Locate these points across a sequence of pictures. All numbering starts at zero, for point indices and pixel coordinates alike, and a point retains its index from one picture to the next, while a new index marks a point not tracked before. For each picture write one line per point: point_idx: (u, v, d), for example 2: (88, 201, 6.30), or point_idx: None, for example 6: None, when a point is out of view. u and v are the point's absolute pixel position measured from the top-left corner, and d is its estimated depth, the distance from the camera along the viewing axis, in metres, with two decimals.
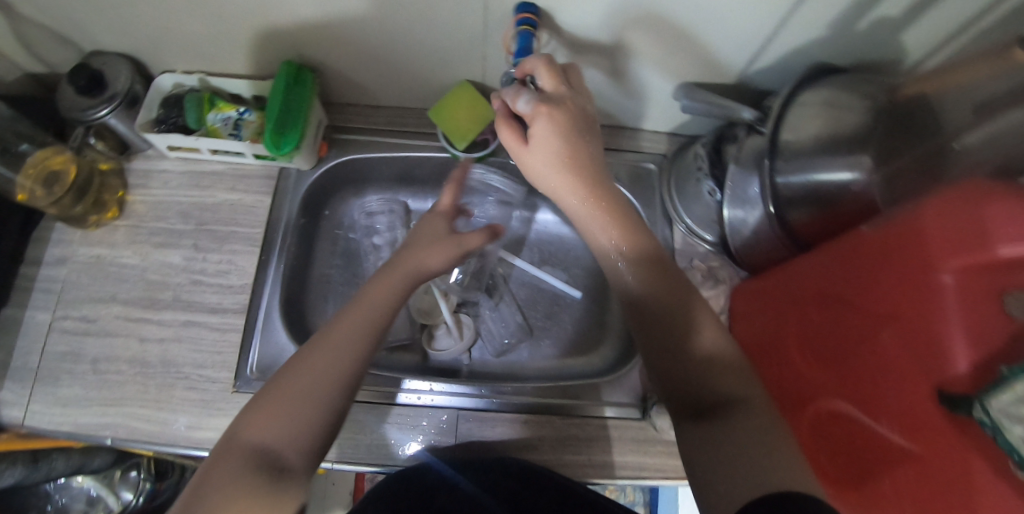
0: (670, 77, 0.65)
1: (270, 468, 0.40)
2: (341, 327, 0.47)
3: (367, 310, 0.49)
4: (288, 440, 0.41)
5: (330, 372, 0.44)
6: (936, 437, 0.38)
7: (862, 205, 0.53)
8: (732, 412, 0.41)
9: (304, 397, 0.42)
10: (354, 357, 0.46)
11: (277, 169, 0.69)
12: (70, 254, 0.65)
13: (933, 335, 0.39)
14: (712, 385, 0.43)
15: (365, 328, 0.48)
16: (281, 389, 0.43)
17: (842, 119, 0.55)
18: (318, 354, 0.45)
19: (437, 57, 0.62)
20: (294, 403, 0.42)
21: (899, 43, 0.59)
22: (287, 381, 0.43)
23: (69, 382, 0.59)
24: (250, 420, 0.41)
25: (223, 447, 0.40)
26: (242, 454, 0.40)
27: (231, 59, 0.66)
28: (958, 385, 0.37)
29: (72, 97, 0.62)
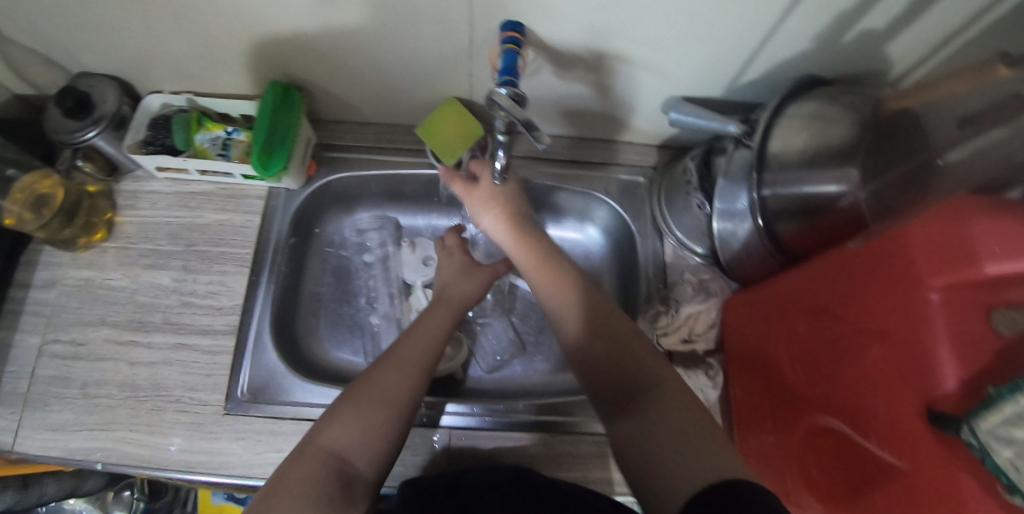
0: (657, 91, 0.65)
1: (343, 476, 0.40)
2: (404, 350, 0.50)
3: (422, 337, 0.52)
4: (361, 451, 0.42)
5: (398, 389, 0.46)
6: (924, 454, 0.38)
7: (848, 218, 0.53)
8: (656, 401, 0.43)
9: (379, 411, 0.44)
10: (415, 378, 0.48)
11: (266, 188, 0.69)
12: (59, 277, 0.65)
13: (921, 352, 0.39)
14: (634, 376, 0.46)
15: (424, 353, 0.51)
16: (355, 401, 0.45)
17: (829, 132, 0.54)
18: (389, 372, 0.47)
19: (425, 74, 0.62)
20: (370, 415, 0.44)
21: (883, 55, 0.59)
22: (363, 395, 0.45)
23: (59, 407, 0.59)
24: (324, 429, 0.43)
25: (300, 450, 0.42)
26: (318, 458, 0.41)
27: (218, 79, 0.66)
28: (947, 403, 0.37)
29: (61, 120, 0.63)
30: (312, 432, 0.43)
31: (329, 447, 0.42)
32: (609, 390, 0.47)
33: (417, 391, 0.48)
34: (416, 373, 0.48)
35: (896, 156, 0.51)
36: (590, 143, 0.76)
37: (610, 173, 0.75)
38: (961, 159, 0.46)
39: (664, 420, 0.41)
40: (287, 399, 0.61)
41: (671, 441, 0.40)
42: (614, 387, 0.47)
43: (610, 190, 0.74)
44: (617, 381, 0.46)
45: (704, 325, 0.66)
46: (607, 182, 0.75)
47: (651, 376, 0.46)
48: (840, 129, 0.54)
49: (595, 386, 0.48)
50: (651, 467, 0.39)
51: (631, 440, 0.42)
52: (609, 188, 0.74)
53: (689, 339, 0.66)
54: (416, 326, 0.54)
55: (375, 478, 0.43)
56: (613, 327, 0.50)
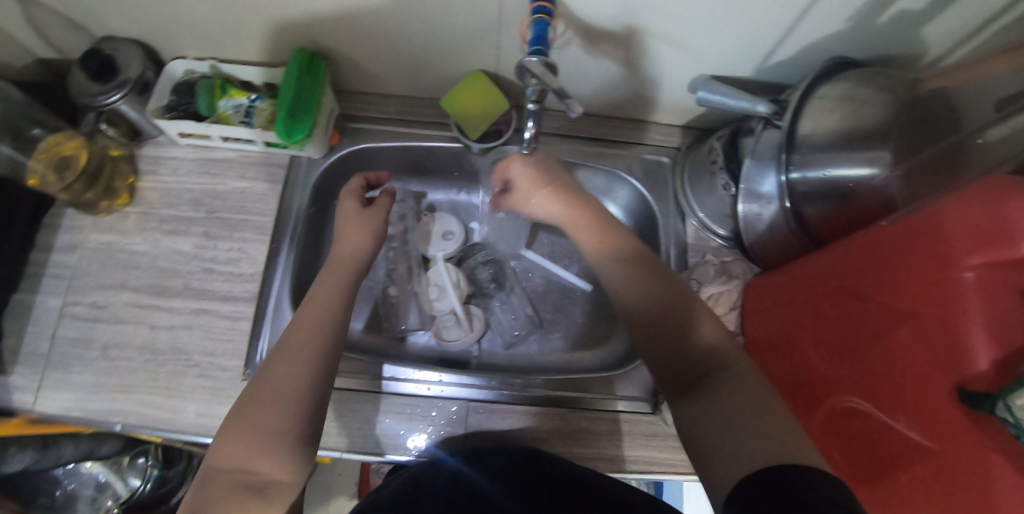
0: (686, 70, 0.64)
1: (253, 486, 0.39)
2: (294, 338, 0.47)
3: (315, 318, 0.49)
4: (264, 460, 0.40)
5: (289, 384, 0.43)
6: (954, 434, 0.38)
7: (878, 202, 0.53)
8: (723, 384, 0.41)
9: (273, 412, 0.42)
10: (310, 363, 0.45)
11: (288, 157, 0.69)
12: (81, 240, 0.65)
13: (954, 332, 0.39)
14: (703, 357, 0.43)
15: (312, 332, 0.47)
16: (247, 411, 0.42)
17: (861, 112, 0.54)
18: (282, 368, 0.44)
19: (451, 46, 0.62)
20: (262, 419, 0.41)
21: (919, 37, 0.58)
22: (254, 404, 0.42)
23: (80, 368, 0.59)
24: (218, 448, 0.41)
25: (202, 479, 0.40)
26: (223, 481, 0.39)
27: (243, 46, 0.66)
28: (980, 383, 0.37)
29: (83, 83, 0.62)
30: (209, 455, 0.41)
31: (230, 464, 0.40)
32: (675, 372, 0.44)
33: (314, 377, 0.45)
34: (306, 359, 0.45)
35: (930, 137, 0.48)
36: (613, 122, 0.75)
37: (632, 153, 0.74)
38: (1001, 137, 0.43)
39: (731, 405, 0.39)
40: None
41: (733, 426, 0.38)
42: (681, 371, 0.44)
43: (632, 171, 0.73)
44: (687, 369, 0.44)
45: (725, 306, 0.65)
46: (629, 162, 0.74)
47: (721, 358, 0.43)
48: (873, 109, 0.53)
49: (665, 370, 0.45)
50: (715, 456, 0.37)
51: (694, 423, 0.40)
52: (631, 168, 0.73)
53: None
54: (307, 305, 0.50)
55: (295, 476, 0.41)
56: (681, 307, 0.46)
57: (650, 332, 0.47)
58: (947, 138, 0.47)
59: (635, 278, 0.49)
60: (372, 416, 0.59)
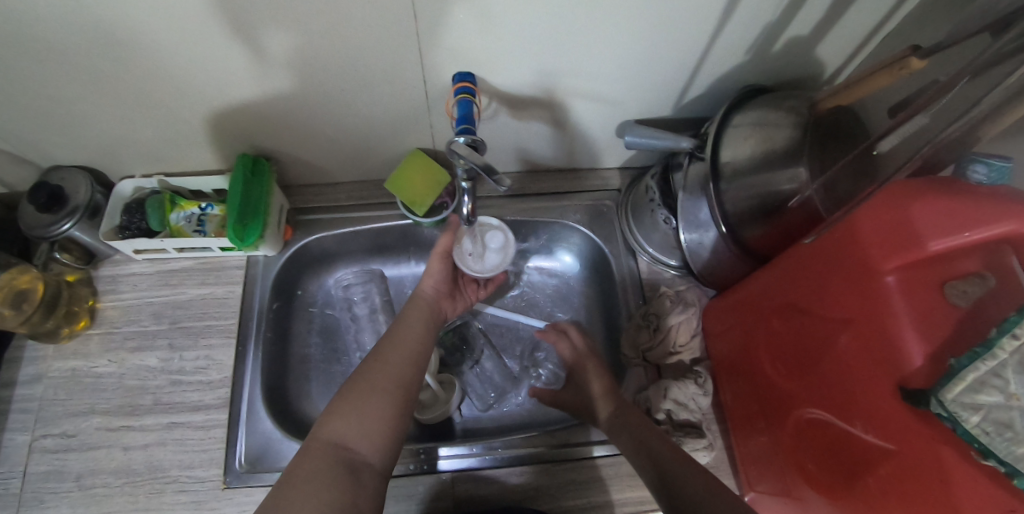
0: (612, 118, 0.68)
1: (349, 464, 0.46)
2: (390, 346, 0.57)
3: (404, 347, 0.57)
4: (363, 440, 0.48)
5: (388, 382, 0.52)
6: (906, 433, 0.40)
7: (804, 215, 0.56)
8: None
9: (376, 404, 0.50)
10: (405, 371, 0.55)
11: (244, 257, 0.70)
12: (45, 370, 0.64)
13: (889, 334, 0.41)
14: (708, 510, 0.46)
15: (406, 350, 0.57)
16: (350, 398, 0.50)
17: (774, 136, 0.57)
18: (385, 365, 0.54)
19: (388, 131, 0.65)
20: (365, 408, 0.49)
21: (815, 56, 0.63)
22: (357, 393, 0.51)
23: (54, 503, 0.58)
24: (326, 423, 0.48)
25: (306, 445, 0.47)
26: (322, 450, 0.46)
27: (189, 158, 0.68)
28: (917, 380, 0.39)
29: (33, 215, 0.64)
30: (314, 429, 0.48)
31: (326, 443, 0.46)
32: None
33: (408, 381, 0.54)
34: (403, 367, 0.55)
35: (847, 145, 0.55)
36: (556, 175, 0.79)
37: (578, 201, 0.77)
38: (893, 146, 0.50)
39: None
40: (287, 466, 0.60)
41: None
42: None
43: (581, 216, 0.77)
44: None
45: (687, 334, 0.67)
46: (577, 209, 0.77)
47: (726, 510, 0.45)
48: (783, 131, 0.57)
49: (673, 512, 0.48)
50: None
51: None
52: (580, 215, 0.77)
53: (674, 351, 0.67)
54: (398, 326, 0.61)
55: (381, 464, 0.48)
56: (694, 473, 0.50)
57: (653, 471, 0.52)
58: (858, 146, 0.53)
59: (670, 484, 0.49)
60: None
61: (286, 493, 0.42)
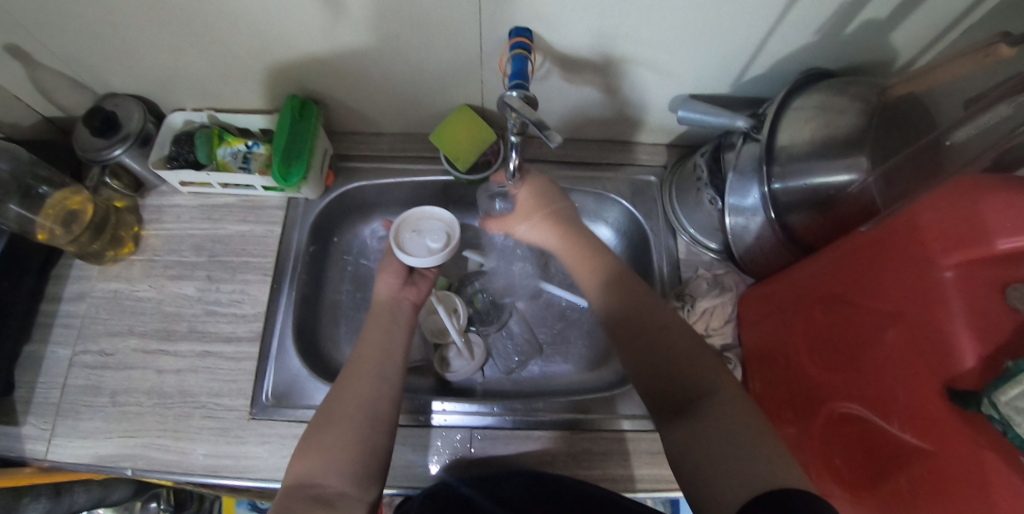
0: (665, 90, 0.66)
1: (316, 499, 0.42)
2: (356, 368, 0.52)
3: (371, 362, 0.53)
4: (329, 471, 0.45)
5: (355, 402, 0.49)
6: (947, 434, 0.38)
7: (860, 205, 0.54)
8: (709, 404, 0.43)
9: (340, 431, 0.47)
10: (372, 391, 0.50)
11: (285, 198, 0.71)
12: (89, 289, 0.67)
13: (940, 331, 0.39)
14: (687, 385, 0.45)
15: (373, 361, 0.53)
16: (315, 434, 0.47)
17: (836, 121, 0.55)
18: (348, 392, 0.50)
19: (436, 85, 0.64)
20: (329, 438, 0.46)
21: (887, 43, 0.60)
22: (321, 429, 0.47)
23: (90, 415, 0.60)
24: (292, 466, 0.46)
25: (279, 491, 0.44)
26: (290, 493, 0.43)
27: (237, 96, 0.69)
28: (967, 380, 0.37)
29: (88, 138, 0.65)
30: (285, 473, 0.46)
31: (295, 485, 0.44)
32: (663, 396, 0.46)
33: (376, 394, 0.50)
34: (370, 381, 0.51)
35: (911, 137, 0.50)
36: (600, 145, 0.78)
37: (620, 174, 0.76)
38: (967, 138, 0.45)
39: (718, 429, 0.41)
40: (310, 403, 0.62)
41: (725, 449, 0.40)
42: (666, 392, 0.46)
43: (620, 190, 0.75)
44: (675, 393, 0.46)
45: (720, 319, 0.66)
46: (617, 183, 0.76)
47: (703, 381, 0.45)
48: (848, 117, 0.54)
49: (654, 397, 0.47)
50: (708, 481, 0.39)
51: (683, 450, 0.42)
52: (619, 189, 0.76)
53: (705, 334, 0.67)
54: (365, 335, 0.56)
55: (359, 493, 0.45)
56: (682, 344, 0.48)
57: (637, 360, 0.49)
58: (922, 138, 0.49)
59: (663, 369, 0.47)
60: None
61: None
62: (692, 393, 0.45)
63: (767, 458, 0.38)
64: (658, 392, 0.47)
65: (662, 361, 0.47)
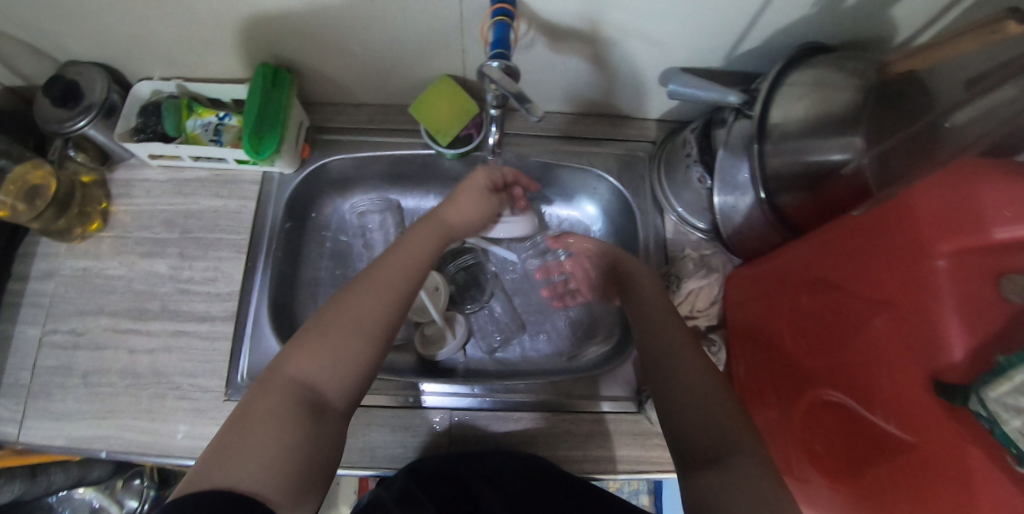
0: (657, 62, 0.63)
1: (313, 409, 0.40)
2: (381, 276, 0.48)
3: (391, 279, 0.48)
4: (331, 381, 0.41)
5: (376, 313, 0.45)
6: (933, 428, 0.37)
7: (853, 187, 0.53)
8: (735, 461, 0.39)
9: (357, 343, 0.43)
10: (391, 311, 0.46)
11: (258, 173, 0.68)
12: (57, 267, 0.64)
13: (931, 322, 0.38)
14: (716, 437, 0.41)
15: (399, 277, 0.49)
16: (328, 332, 0.43)
17: (830, 98, 0.53)
18: (364, 303, 0.45)
19: (417, 53, 0.61)
20: (342, 347, 0.42)
21: (887, 17, 0.57)
22: (336, 330, 0.43)
23: (61, 396, 0.59)
24: (293, 356, 0.41)
25: (267, 378, 0.40)
26: (286, 390, 0.40)
27: (206, 63, 0.65)
28: (954, 374, 0.36)
29: (49, 109, 0.62)
30: (277, 362, 0.42)
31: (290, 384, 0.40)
32: (692, 445, 0.42)
33: (394, 314, 0.46)
34: (393, 298, 0.47)
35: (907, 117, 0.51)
36: (588, 118, 0.75)
37: (609, 149, 0.74)
38: (966, 120, 0.45)
39: (741, 491, 0.37)
40: None
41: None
42: (693, 440, 0.42)
43: (608, 165, 0.73)
44: (702, 442, 0.41)
45: (706, 300, 0.65)
46: (605, 158, 0.74)
47: (732, 436, 0.40)
48: (843, 95, 0.52)
49: (681, 444, 0.43)
50: None
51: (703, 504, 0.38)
52: (607, 164, 0.74)
53: (690, 316, 0.66)
54: (397, 247, 0.52)
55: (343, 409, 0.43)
56: (717, 396, 0.44)
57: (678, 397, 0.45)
58: (918, 123, 0.49)
59: (691, 417, 0.43)
60: (354, 430, 0.59)
61: (236, 436, 0.36)
62: (720, 448, 0.40)
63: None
64: (687, 446, 0.42)
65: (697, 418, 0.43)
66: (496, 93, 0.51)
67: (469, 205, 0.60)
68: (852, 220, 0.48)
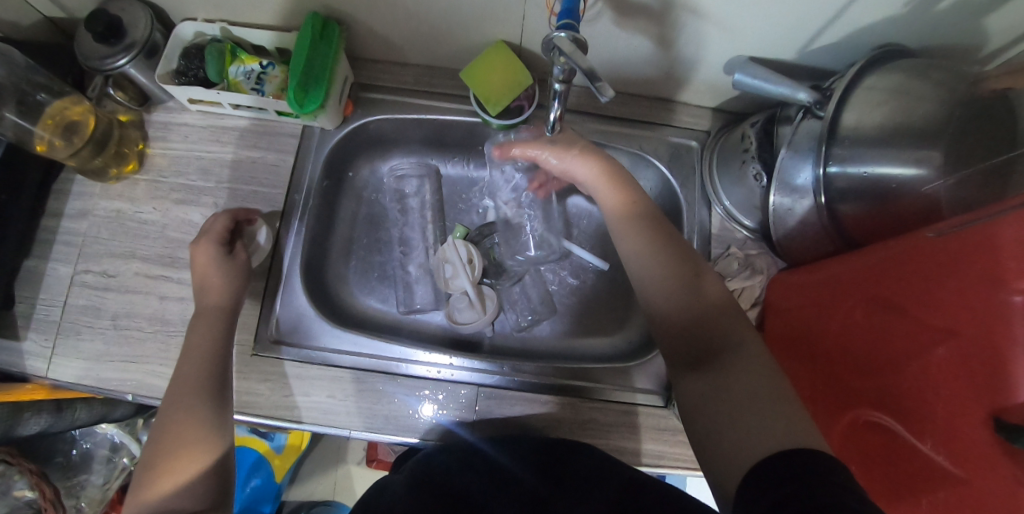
0: (724, 48, 0.60)
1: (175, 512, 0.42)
2: (179, 370, 0.49)
3: (195, 360, 0.50)
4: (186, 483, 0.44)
5: (175, 407, 0.47)
6: (987, 468, 0.35)
7: (923, 205, 0.48)
8: (732, 361, 0.43)
9: (192, 442, 0.45)
10: (207, 396, 0.48)
11: (301, 126, 0.67)
12: (91, 207, 0.64)
13: (998, 361, 0.35)
14: (710, 336, 0.45)
15: (198, 353, 0.51)
16: (163, 447, 0.45)
17: (914, 107, 0.48)
18: (172, 406, 0.47)
19: (473, 16, 0.58)
20: (181, 449, 0.45)
21: (981, 26, 0.53)
22: (167, 443, 0.45)
23: (91, 336, 0.59)
24: (147, 485, 0.44)
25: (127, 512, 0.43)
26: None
27: (253, 8, 0.62)
28: (1019, 416, 0.34)
29: (90, 45, 0.60)
30: (136, 495, 0.44)
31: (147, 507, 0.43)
32: (687, 349, 0.46)
33: (210, 395, 0.48)
34: (198, 379, 0.49)
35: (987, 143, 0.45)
36: (641, 101, 0.72)
37: (658, 135, 0.71)
38: None
39: (739, 386, 0.41)
40: (315, 344, 0.61)
41: (740, 407, 0.40)
42: (687, 344, 0.46)
43: (656, 152, 0.71)
44: (698, 347, 0.45)
45: (747, 302, 0.64)
46: (653, 144, 0.71)
47: (727, 336, 0.44)
48: (926, 104, 0.47)
49: (672, 345, 0.47)
50: (718, 436, 0.40)
51: (701, 402, 0.43)
52: (655, 150, 0.71)
53: None
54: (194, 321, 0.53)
55: (217, 489, 0.45)
56: (710, 297, 0.47)
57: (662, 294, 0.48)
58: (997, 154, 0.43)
59: (683, 315, 0.47)
60: (380, 396, 0.58)
61: None
62: (717, 346, 0.44)
63: (780, 421, 0.37)
64: (675, 345, 0.47)
65: (682, 320, 0.47)
66: (561, 64, 0.48)
67: (217, 281, 0.55)
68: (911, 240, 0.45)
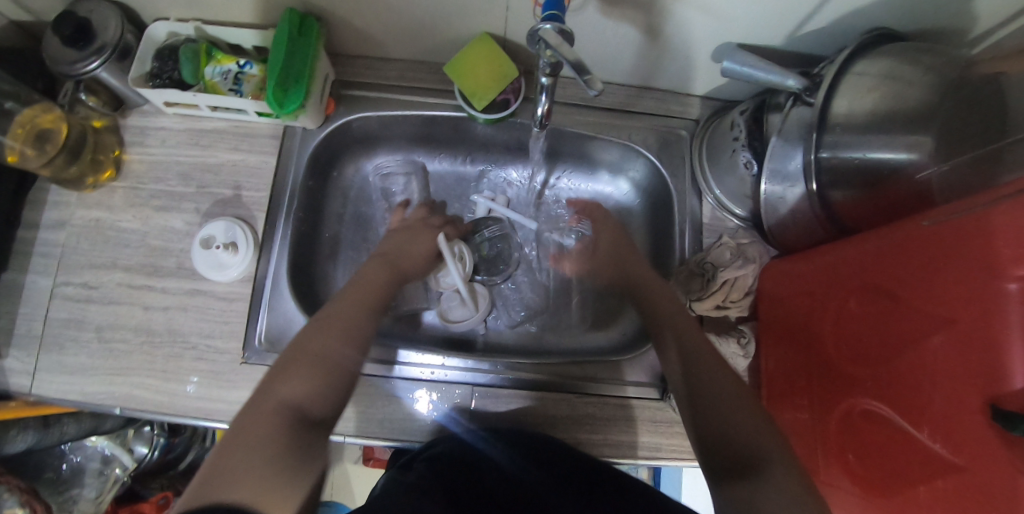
0: (712, 36, 0.59)
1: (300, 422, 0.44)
2: (335, 312, 0.52)
3: (350, 307, 0.53)
4: (314, 401, 0.46)
5: (328, 341, 0.49)
6: (986, 456, 0.35)
7: (915, 189, 0.48)
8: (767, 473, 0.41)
9: (327, 376, 0.47)
10: (352, 343, 0.51)
11: (281, 126, 0.65)
12: (68, 217, 0.62)
13: (994, 351, 0.35)
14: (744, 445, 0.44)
15: (353, 307, 0.53)
16: (302, 361, 0.47)
17: (904, 92, 0.48)
18: (325, 330, 0.50)
19: (456, 9, 0.56)
20: (314, 372, 0.47)
21: (969, 10, 0.53)
22: (301, 364, 0.47)
23: (74, 350, 0.57)
24: (277, 385, 0.45)
25: (256, 400, 0.44)
26: (275, 411, 0.43)
27: (227, 7, 0.60)
28: (1015, 402, 0.34)
29: (57, 48, 0.57)
30: (264, 388, 0.45)
31: (271, 411, 0.43)
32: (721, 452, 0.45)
33: (356, 344, 0.51)
34: (353, 327, 0.51)
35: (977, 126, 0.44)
36: (629, 90, 0.71)
37: (648, 124, 0.71)
38: None
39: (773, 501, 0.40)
40: None
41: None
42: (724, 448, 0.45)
43: (646, 143, 0.70)
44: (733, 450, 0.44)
45: (740, 291, 0.63)
46: (643, 134, 0.70)
47: (760, 443, 0.43)
48: (916, 89, 0.47)
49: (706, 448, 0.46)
50: None
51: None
52: (645, 141, 0.70)
53: (722, 305, 0.64)
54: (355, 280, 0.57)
55: (327, 416, 0.47)
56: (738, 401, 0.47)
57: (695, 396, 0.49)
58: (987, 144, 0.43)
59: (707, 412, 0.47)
60: (373, 400, 0.58)
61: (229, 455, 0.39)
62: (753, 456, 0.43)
63: None
64: (710, 451, 0.46)
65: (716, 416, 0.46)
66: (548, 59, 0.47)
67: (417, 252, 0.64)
68: (898, 229, 0.45)
